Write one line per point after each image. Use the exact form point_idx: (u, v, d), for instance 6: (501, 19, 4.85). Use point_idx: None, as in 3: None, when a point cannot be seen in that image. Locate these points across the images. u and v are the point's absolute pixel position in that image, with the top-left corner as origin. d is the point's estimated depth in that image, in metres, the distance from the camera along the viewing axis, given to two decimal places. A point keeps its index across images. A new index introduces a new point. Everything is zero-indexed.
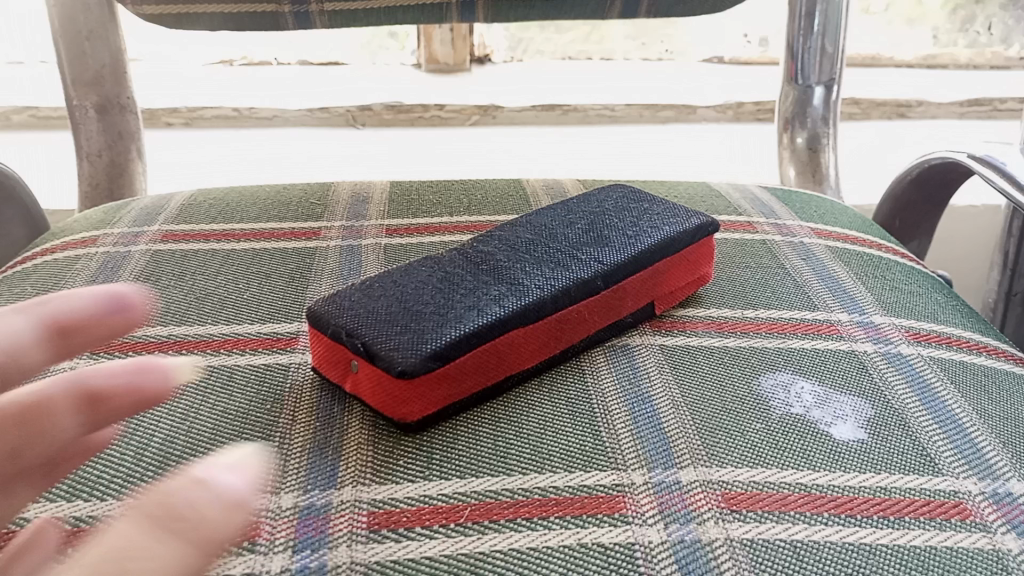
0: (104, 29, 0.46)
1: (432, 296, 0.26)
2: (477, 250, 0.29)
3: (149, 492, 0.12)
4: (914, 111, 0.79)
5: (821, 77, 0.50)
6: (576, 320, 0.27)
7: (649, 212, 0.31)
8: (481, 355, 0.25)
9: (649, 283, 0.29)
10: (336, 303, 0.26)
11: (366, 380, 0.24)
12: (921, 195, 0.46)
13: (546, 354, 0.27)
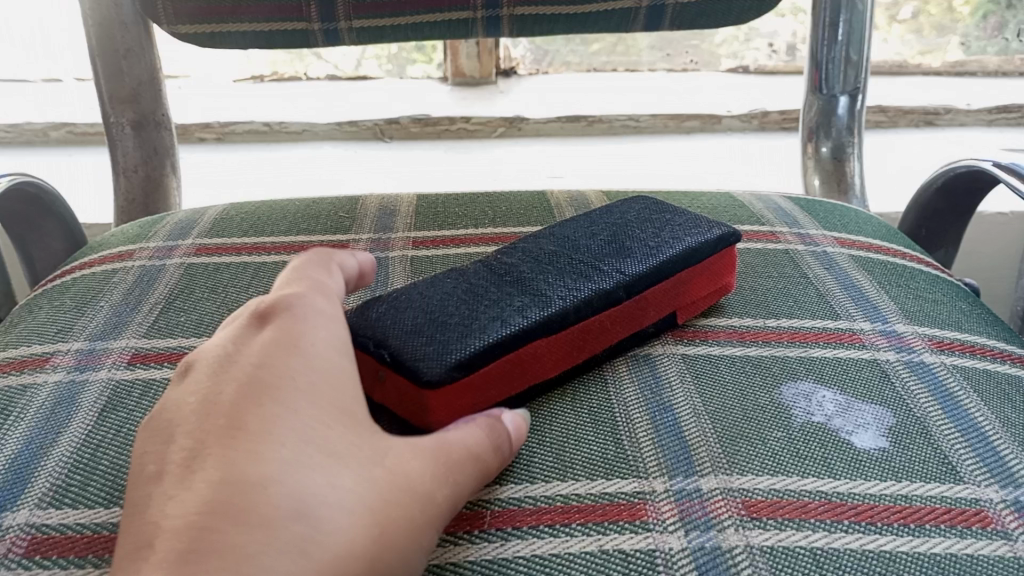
0: (140, 49, 0.47)
1: (457, 308, 0.26)
2: (501, 262, 0.30)
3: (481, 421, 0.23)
4: (943, 118, 0.78)
5: (845, 87, 0.50)
6: (599, 330, 0.27)
7: (672, 223, 0.31)
8: (505, 365, 0.25)
9: (671, 294, 0.30)
10: (364, 316, 0.27)
11: (393, 390, 0.25)
12: (948, 204, 0.46)
13: (569, 363, 0.27)
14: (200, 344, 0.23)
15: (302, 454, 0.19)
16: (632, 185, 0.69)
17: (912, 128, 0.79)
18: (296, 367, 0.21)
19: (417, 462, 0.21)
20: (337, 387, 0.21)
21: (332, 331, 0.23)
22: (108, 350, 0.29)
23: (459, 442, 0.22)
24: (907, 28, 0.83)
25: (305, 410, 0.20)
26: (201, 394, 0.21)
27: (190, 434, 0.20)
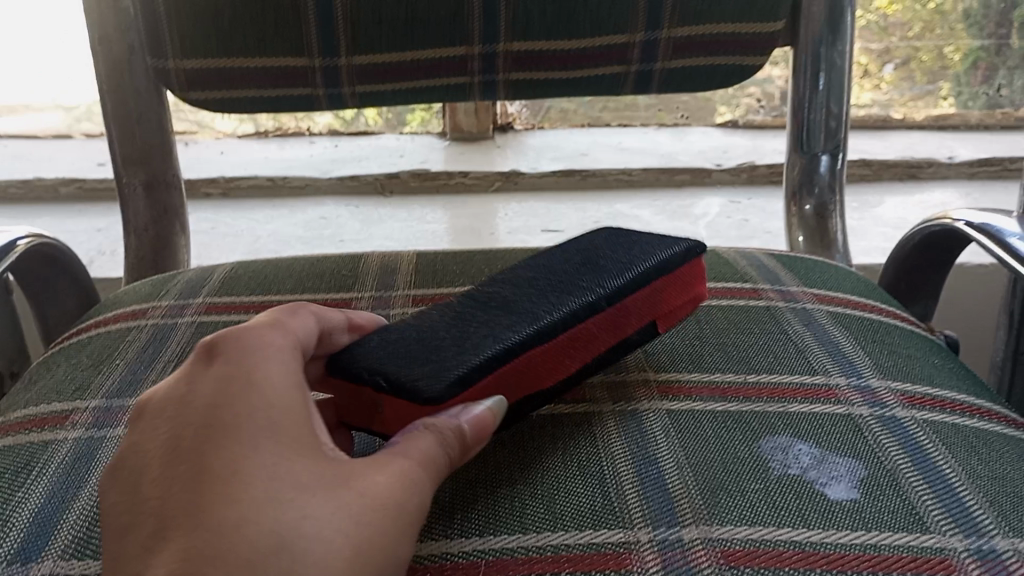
0: (152, 114, 0.49)
1: (448, 335, 0.29)
2: (483, 292, 0.32)
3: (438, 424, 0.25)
4: (925, 172, 0.80)
5: (826, 146, 0.53)
6: (585, 339, 0.29)
7: (638, 242, 0.33)
8: (501, 378, 0.27)
9: (652, 304, 0.32)
10: (357, 352, 0.29)
11: (393, 417, 0.27)
12: (925, 260, 0.48)
13: (562, 374, 0.29)
14: (157, 393, 0.26)
15: (273, 486, 0.22)
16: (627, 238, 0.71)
17: (896, 181, 0.81)
18: (252, 405, 0.23)
19: (382, 475, 0.23)
20: (288, 414, 0.24)
21: (283, 360, 0.25)
22: (122, 406, 0.30)
23: (418, 450, 0.24)
24: (896, 77, 0.86)
25: (262, 445, 0.23)
26: (165, 440, 0.24)
27: (160, 487, 0.23)
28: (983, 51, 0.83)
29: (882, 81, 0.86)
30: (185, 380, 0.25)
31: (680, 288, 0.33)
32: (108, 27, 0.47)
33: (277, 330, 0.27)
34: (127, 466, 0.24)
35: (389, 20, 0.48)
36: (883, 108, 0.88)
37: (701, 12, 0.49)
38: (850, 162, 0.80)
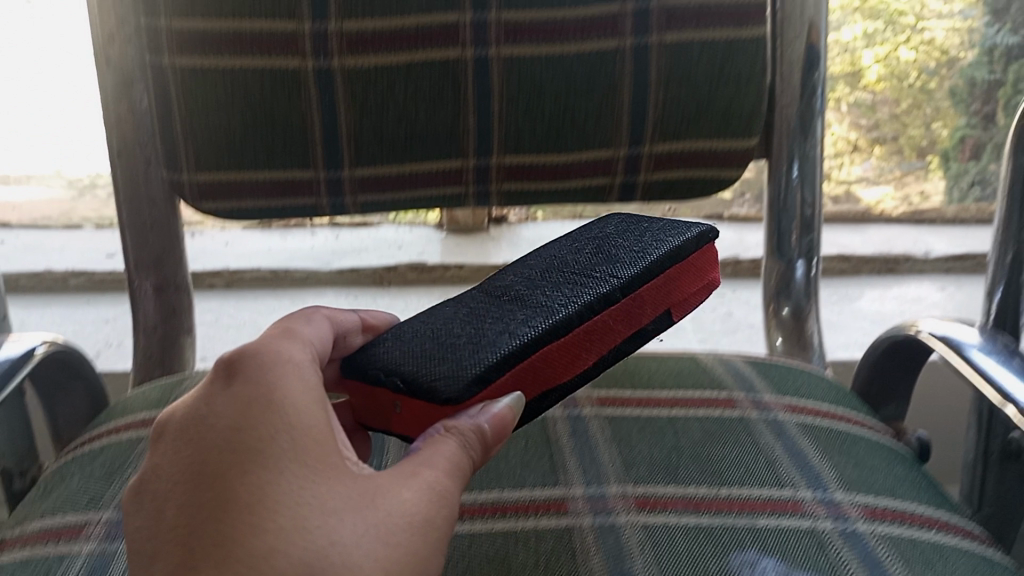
0: (165, 225, 0.52)
1: (469, 332, 0.33)
2: (501, 289, 0.36)
3: (459, 430, 0.29)
4: (902, 266, 0.84)
5: (800, 249, 0.56)
6: (602, 331, 0.33)
7: (650, 232, 0.37)
8: (520, 373, 0.31)
9: (665, 296, 0.35)
10: (385, 354, 0.33)
11: (411, 417, 0.31)
12: (894, 365, 0.51)
13: (578, 365, 0.32)
14: (178, 409, 0.29)
15: (303, 517, 0.25)
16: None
17: (875, 274, 0.85)
18: (276, 430, 0.27)
19: (410, 492, 0.27)
20: (310, 435, 0.27)
21: (303, 377, 0.29)
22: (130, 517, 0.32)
23: (445, 457, 0.28)
24: (886, 150, 0.88)
25: (286, 470, 0.26)
26: (194, 460, 0.27)
27: (191, 509, 0.26)
28: (970, 126, 0.86)
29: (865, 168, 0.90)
30: (207, 399, 0.29)
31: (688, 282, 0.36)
32: (128, 141, 0.49)
33: (292, 347, 0.30)
34: (157, 487, 0.27)
35: (390, 138, 0.51)
36: (868, 180, 0.91)
37: (679, 129, 0.52)
38: (829, 257, 0.84)
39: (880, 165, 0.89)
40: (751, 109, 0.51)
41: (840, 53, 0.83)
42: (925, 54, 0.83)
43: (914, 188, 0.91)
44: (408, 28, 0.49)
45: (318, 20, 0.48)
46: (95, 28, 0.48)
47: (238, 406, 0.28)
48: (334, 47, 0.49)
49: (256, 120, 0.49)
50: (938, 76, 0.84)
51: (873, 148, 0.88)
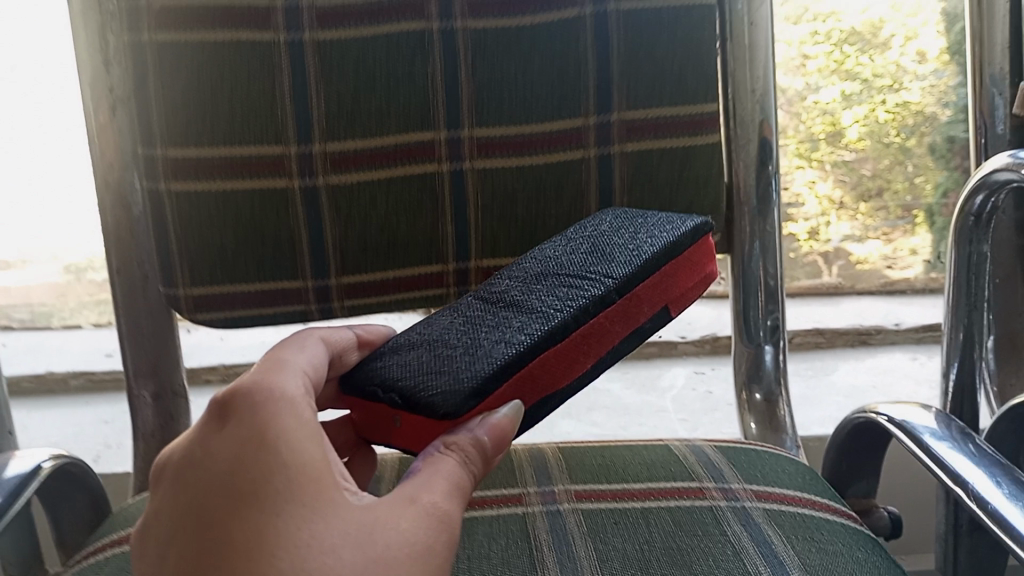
0: (164, 335, 0.55)
1: (468, 342, 0.38)
2: (500, 296, 0.42)
3: (455, 446, 0.34)
4: (875, 337, 0.87)
5: (766, 337, 0.58)
6: (599, 332, 0.38)
7: (645, 229, 0.43)
8: (516, 382, 0.36)
9: (660, 295, 0.40)
10: (388, 369, 0.38)
11: (408, 430, 0.36)
12: (859, 443, 0.53)
13: (578, 364, 0.38)
14: (180, 445, 0.33)
15: (300, 561, 0.29)
16: (591, 433, 0.76)
17: (850, 347, 0.88)
18: (271, 470, 0.31)
19: (409, 520, 0.32)
20: (306, 470, 0.31)
21: (295, 413, 0.32)
22: None
23: (447, 472, 0.33)
24: (872, 207, 0.93)
25: (283, 510, 0.30)
26: (194, 507, 0.31)
27: (196, 550, 0.30)
28: (952, 181, 0.91)
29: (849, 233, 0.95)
30: (208, 438, 0.32)
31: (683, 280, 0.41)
32: (129, 259, 0.52)
33: (282, 379, 0.34)
34: (164, 526, 0.31)
35: (374, 246, 0.54)
36: (854, 238, 0.95)
37: None
38: (803, 331, 0.87)
39: (865, 223, 0.94)
40: (710, 206, 0.55)
41: (821, 114, 0.89)
42: (903, 112, 0.89)
43: (899, 242, 0.95)
44: (388, 147, 0.52)
45: (303, 143, 0.51)
46: (94, 156, 0.51)
47: (235, 447, 0.31)
48: (318, 167, 0.52)
49: (246, 238, 0.52)
50: (918, 134, 0.89)
51: (859, 204, 0.93)
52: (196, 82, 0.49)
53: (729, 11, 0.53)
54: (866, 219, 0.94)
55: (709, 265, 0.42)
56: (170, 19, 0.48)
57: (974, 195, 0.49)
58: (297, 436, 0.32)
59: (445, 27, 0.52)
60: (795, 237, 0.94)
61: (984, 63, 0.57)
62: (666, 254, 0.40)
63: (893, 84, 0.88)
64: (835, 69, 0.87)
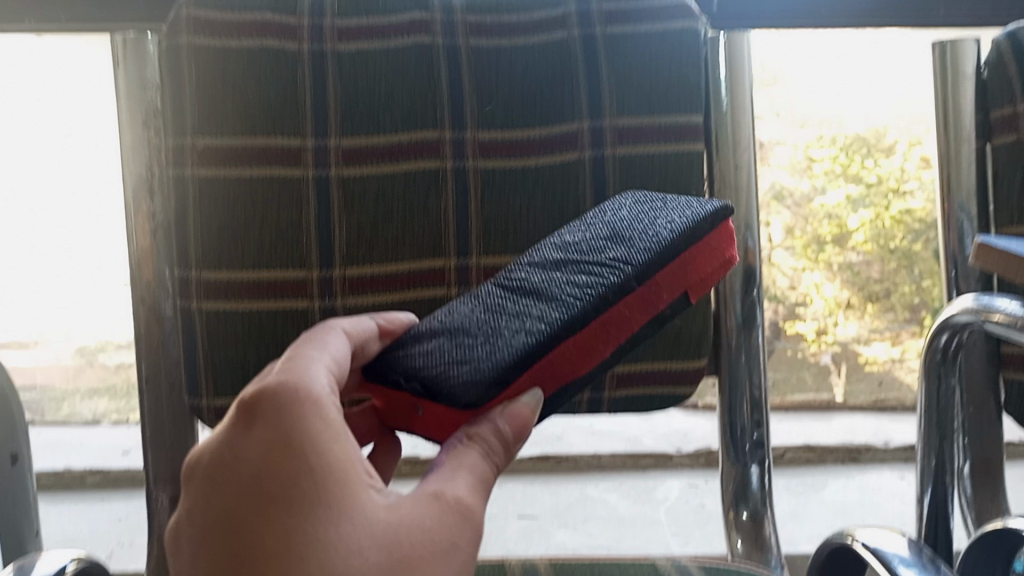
0: (183, 438, 0.56)
1: (490, 331, 0.41)
2: (523, 284, 0.45)
3: (479, 436, 0.37)
4: (864, 456, 1.00)
5: (752, 457, 0.61)
6: (616, 319, 0.40)
7: (664, 214, 0.45)
8: (535, 372, 0.39)
9: (677, 282, 0.42)
10: (413, 359, 0.41)
11: (431, 417, 0.40)
12: (839, 564, 0.56)
13: (595, 349, 0.40)
14: (204, 445, 0.34)
15: (328, 564, 0.31)
16: (587, 545, 0.83)
17: (840, 463, 1.01)
18: (299, 472, 0.32)
19: (433, 513, 0.35)
20: (334, 471, 0.33)
21: (322, 413, 0.33)
22: None
23: (470, 463, 0.36)
24: (880, 306, 1.11)
25: (312, 511, 0.32)
26: (224, 510, 0.32)
27: (227, 554, 0.32)
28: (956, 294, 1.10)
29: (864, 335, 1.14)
30: (233, 440, 0.33)
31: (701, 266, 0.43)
32: (158, 367, 0.56)
33: (306, 377, 0.35)
34: (194, 529, 0.33)
35: None
36: (862, 339, 1.13)
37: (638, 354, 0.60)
38: (796, 447, 1.00)
39: (873, 322, 1.12)
40: (698, 334, 0.59)
41: (828, 216, 1.08)
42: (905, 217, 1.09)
43: (907, 342, 1.13)
44: (401, 271, 0.57)
45: (324, 267, 0.56)
46: (134, 274, 0.55)
47: (263, 450, 0.33)
48: (337, 288, 0.56)
49: (269, 352, 0.56)
50: (924, 239, 1.09)
51: (867, 305, 1.12)
52: (232, 213, 0.55)
53: (716, 134, 0.58)
54: (875, 318, 1.12)
55: (729, 249, 0.44)
56: (211, 156, 0.54)
57: (939, 334, 0.54)
58: (324, 436, 0.33)
59: (457, 166, 0.57)
60: (804, 334, 1.12)
61: (954, 192, 0.62)
62: (682, 241, 0.42)
63: (897, 188, 1.08)
64: (842, 173, 1.07)
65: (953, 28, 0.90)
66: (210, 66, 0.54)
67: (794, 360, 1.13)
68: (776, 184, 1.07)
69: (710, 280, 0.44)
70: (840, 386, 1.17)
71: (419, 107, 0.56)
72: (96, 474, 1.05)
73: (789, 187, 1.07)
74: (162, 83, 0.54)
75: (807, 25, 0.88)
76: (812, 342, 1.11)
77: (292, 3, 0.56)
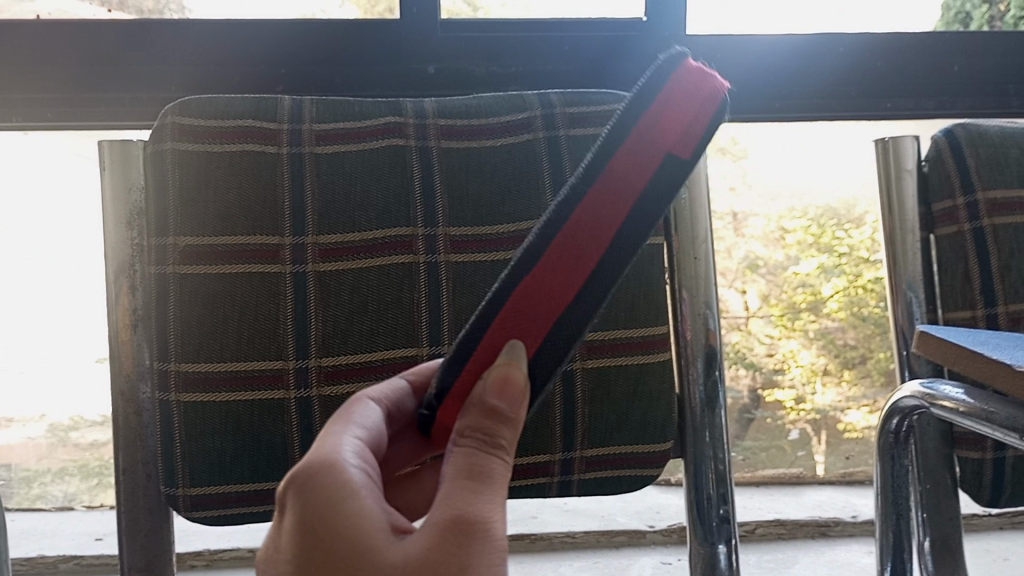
0: (158, 531, 0.56)
1: None
2: None
3: (472, 419, 0.30)
4: (835, 528, 1.14)
5: (721, 536, 0.59)
6: (587, 224, 0.28)
7: None
8: (507, 324, 0.28)
9: (648, 149, 0.29)
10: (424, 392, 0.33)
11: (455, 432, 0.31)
12: None
13: (580, 271, 0.28)
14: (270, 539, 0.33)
15: None
16: None
17: (812, 535, 1.14)
18: (320, 542, 0.30)
19: (459, 535, 0.29)
20: (348, 528, 0.29)
21: (329, 475, 0.30)
22: None
23: (472, 462, 0.30)
24: (857, 373, 1.23)
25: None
26: None
27: None
28: None
29: (846, 404, 1.24)
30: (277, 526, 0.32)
31: (675, 116, 0.30)
32: (134, 460, 0.56)
33: (323, 442, 0.32)
34: None
35: None
36: (839, 407, 1.24)
37: (606, 436, 0.62)
38: (769, 521, 1.14)
39: (851, 388, 1.24)
40: (663, 417, 0.62)
41: (802, 285, 1.22)
42: (875, 286, 1.22)
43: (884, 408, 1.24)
44: (375, 361, 0.59)
45: (300, 359, 0.58)
46: (114, 367, 0.57)
47: (291, 528, 0.31)
48: (313, 378, 0.58)
49: (244, 442, 0.57)
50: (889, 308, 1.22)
51: (842, 372, 1.23)
52: (212, 308, 0.56)
53: (676, 221, 0.61)
54: (852, 385, 1.24)
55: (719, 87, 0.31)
56: (193, 254, 0.56)
57: (890, 417, 0.56)
58: (337, 493, 0.30)
59: (430, 259, 0.59)
60: (783, 403, 1.23)
61: (901, 271, 0.65)
62: (628, 111, 0.30)
63: (868, 257, 1.21)
64: (814, 243, 1.21)
65: (896, 120, 0.99)
66: (194, 171, 0.57)
67: (773, 428, 1.24)
68: (752, 253, 1.20)
69: (699, 128, 0.30)
70: (819, 459, 1.30)
71: (393, 205, 0.60)
72: (70, 560, 1.09)
73: (763, 257, 1.21)
74: (146, 183, 0.57)
75: (759, 120, 0.97)
76: (790, 409, 1.23)
77: (272, 112, 0.60)
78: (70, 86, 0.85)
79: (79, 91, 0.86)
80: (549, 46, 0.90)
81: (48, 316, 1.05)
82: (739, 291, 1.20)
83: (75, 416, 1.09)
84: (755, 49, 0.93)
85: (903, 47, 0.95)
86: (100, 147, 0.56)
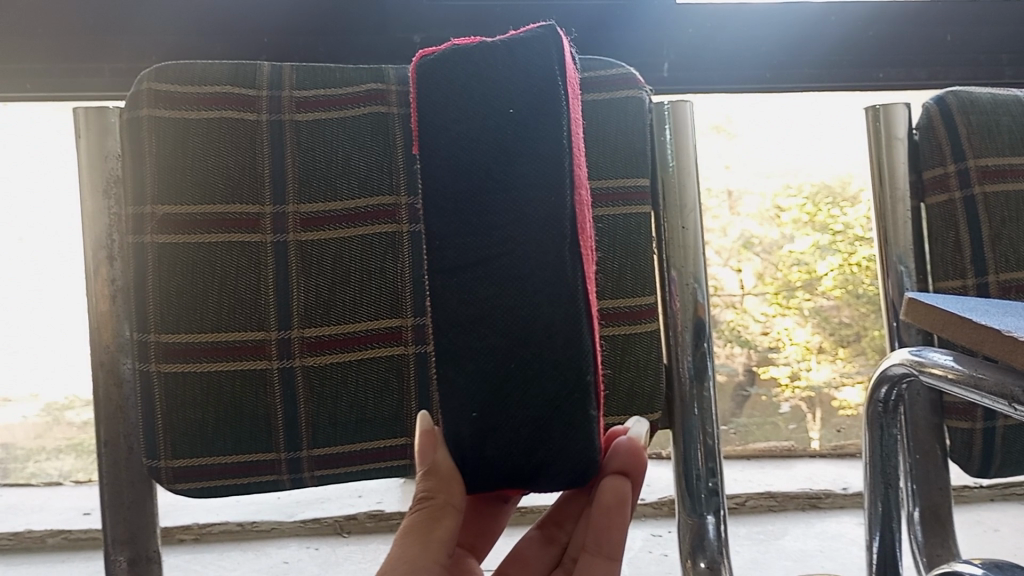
0: (141, 503, 0.56)
1: None
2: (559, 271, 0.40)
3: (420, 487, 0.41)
4: (825, 501, 1.15)
5: (709, 508, 0.59)
6: None
7: None
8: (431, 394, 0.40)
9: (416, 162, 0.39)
10: None
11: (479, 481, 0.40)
12: None
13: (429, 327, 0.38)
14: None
15: None
16: None
17: (801, 507, 1.15)
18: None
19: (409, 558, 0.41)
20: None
21: None
22: None
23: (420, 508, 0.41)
24: (851, 351, 1.22)
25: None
26: None
27: None
28: None
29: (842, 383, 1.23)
30: None
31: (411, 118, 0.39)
32: (116, 433, 0.56)
33: None
34: None
35: (343, 422, 0.58)
36: (833, 383, 1.23)
37: None
38: (759, 494, 1.15)
39: (845, 366, 1.22)
40: (650, 387, 0.59)
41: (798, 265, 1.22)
42: (870, 264, 1.21)
43: None
44: (361, 330, 0.58)
45: (283, 330, 0.57)
46: (93, 339, 0.56)
47: None
48: (295, 349, 0.57)
49: (228, 413, 0.56)
50: None
51: (838, 349, 1.22)
52: (191, 278, 0.55)
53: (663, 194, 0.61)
54: (846, 362, 1.23)
55: (468, 43, 0.39)
56: (171, 223, 0.55)
57: (880, 386, 0.56)
58: None
59: (412, 229, 0.59)
60: (777, 379, 1.22)
61: (891, 246, 0.65)
62: None
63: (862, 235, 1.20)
64: (809, 221, 1.21)
65: (890, 92, 0.98)
66: (171, 139, 0.56)
67: (767, 403, 1.24)
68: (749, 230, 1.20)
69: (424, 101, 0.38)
70: (813, 434, 1.31)
71: (375, 173, 0.58)
72: (57, 535, 1.09)
73: (758, 235, 1.20)
74: (124, 152, 0.56)
75: (752, 91, 0.95)
76: (783, 385, 1.22)
77: (251, 78, 0.58)
78: (49, 55, 0.84)
79: (60, 61, 0.84)
80: (539, 14, 0.88)
81: (34, 293, 1.04)
82: (734, 270, 1.20)
83: (70, 396, 1.07)
84: (748, 19, 0.92)
85: (897, 18, 0.94)
86: (76, 115, 0.55)
